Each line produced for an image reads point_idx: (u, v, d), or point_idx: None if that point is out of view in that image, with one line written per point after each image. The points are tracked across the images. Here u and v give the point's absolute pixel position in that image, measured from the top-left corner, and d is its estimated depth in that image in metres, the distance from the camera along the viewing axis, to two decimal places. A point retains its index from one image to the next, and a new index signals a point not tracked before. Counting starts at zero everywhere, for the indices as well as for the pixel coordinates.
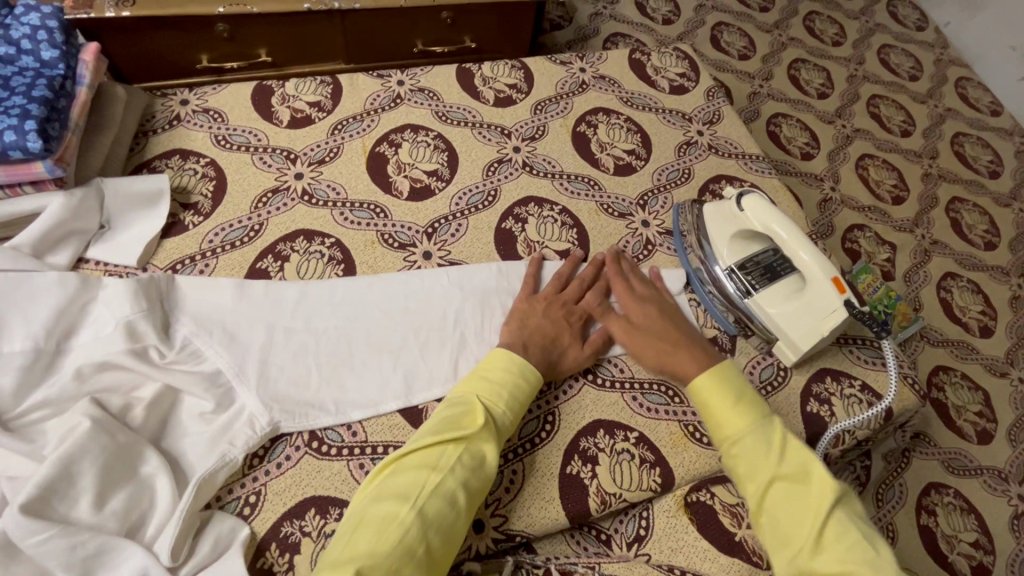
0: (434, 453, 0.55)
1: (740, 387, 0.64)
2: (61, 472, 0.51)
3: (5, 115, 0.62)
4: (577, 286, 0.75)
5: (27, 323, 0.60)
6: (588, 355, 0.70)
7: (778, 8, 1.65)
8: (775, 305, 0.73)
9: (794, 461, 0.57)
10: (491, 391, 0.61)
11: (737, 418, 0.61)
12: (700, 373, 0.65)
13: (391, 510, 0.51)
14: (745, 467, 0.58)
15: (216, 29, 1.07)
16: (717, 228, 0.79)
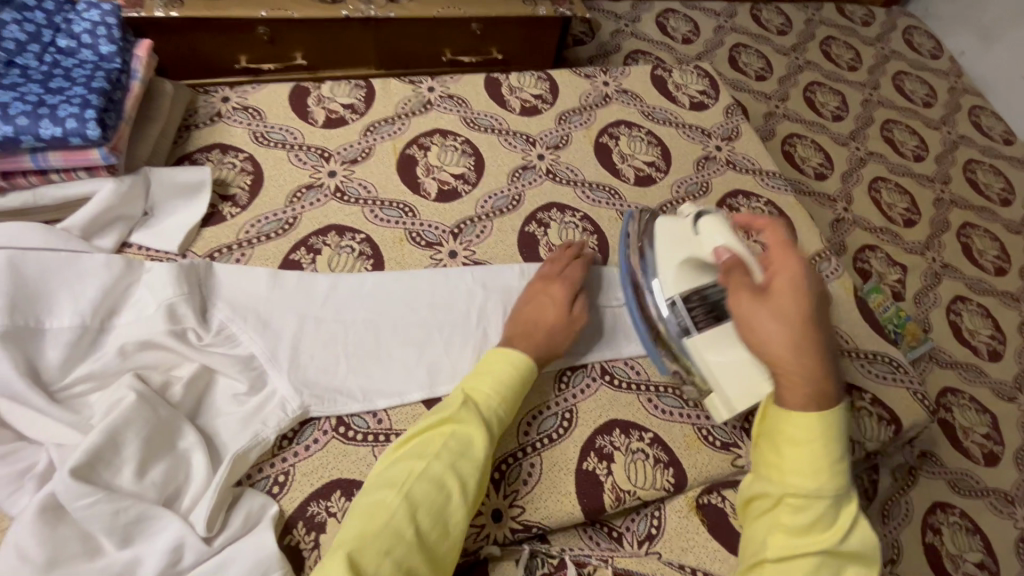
0: (422, 439, 0.58)
1: (842, 452, 0.55)
2: (107, 442, 0.54)
3: (66, 103, 0.66)
4: (561, 266, 0.76)
5: (75, 302, 0.63)
6: (576, 319, 0.71)
7: (796, 32, 1.70)
8: (715, 351, 0.67)
9: (858, 541, 0.54)
10: (477, 380, 0.63)
11: (829, 479, 0.54)
12: (815, 414, 0.55)
13: (377, 500, 0.53)
14: (806, 525, 0.53)
15: (257, 31, 1.12)
16: (667, 255, 0.71)
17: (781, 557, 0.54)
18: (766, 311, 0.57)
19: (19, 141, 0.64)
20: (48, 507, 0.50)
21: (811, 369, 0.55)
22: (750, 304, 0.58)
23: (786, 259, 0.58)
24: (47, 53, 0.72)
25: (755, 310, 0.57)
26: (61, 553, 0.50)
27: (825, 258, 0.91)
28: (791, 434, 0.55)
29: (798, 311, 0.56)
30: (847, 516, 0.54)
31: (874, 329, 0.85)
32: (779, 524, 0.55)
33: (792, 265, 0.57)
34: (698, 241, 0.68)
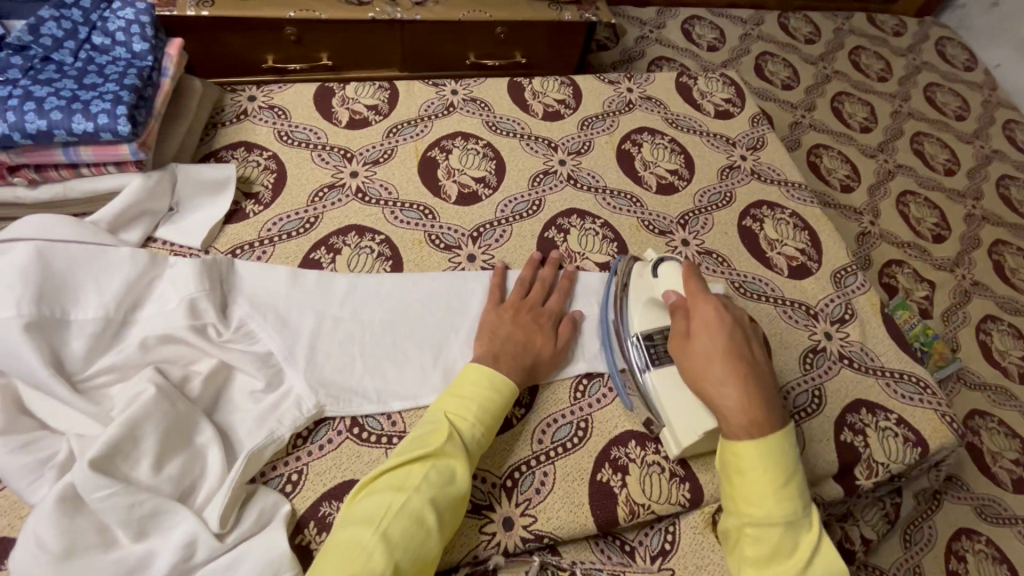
0: (403, 472, 0.56)
1: (791, 475, 0.56)
2: (126, 434, 0.54)
3: (99, 99, 0.67)
4: (544, 290, 0.75)
5: (100, 294, 0.63)
6: (562, 349, 0.71)
7: (824, 41, 1.67)
8: (672, 385, 0.65)
9: (822, 569, 0.54)
10: (458, 407, 0.61)
11: (779, 506, 0.55)
12: (753, 441, 0.57)
13: (354, 539, 0.51)
14: (765, 552, 0.55)
15: (284, 32, 1.13)
16: (633, 292, 0.73)
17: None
18: (687, 349, 0.64)
19: (52, 135, 0.65)
20: (67, 497, 0.51)
21: (736, 397, 0.59)
22: (678, 344, 0.65)
23: (701, 300, 0.66)
24: (82, 49, 0.74)
25: (681, 351, 0.64)
26: (77, 544, 0.50)
27: (852, 272, 0.89)
28: (736, 464, 0.58)
29: (713, 344, 0.62)
30: (807, 542, 0.55)
31: (902, 346, 0.82)
32: (743, 556, 0.56)
33: (706, 304, 0.65)
34: (659, 280, 0.72)
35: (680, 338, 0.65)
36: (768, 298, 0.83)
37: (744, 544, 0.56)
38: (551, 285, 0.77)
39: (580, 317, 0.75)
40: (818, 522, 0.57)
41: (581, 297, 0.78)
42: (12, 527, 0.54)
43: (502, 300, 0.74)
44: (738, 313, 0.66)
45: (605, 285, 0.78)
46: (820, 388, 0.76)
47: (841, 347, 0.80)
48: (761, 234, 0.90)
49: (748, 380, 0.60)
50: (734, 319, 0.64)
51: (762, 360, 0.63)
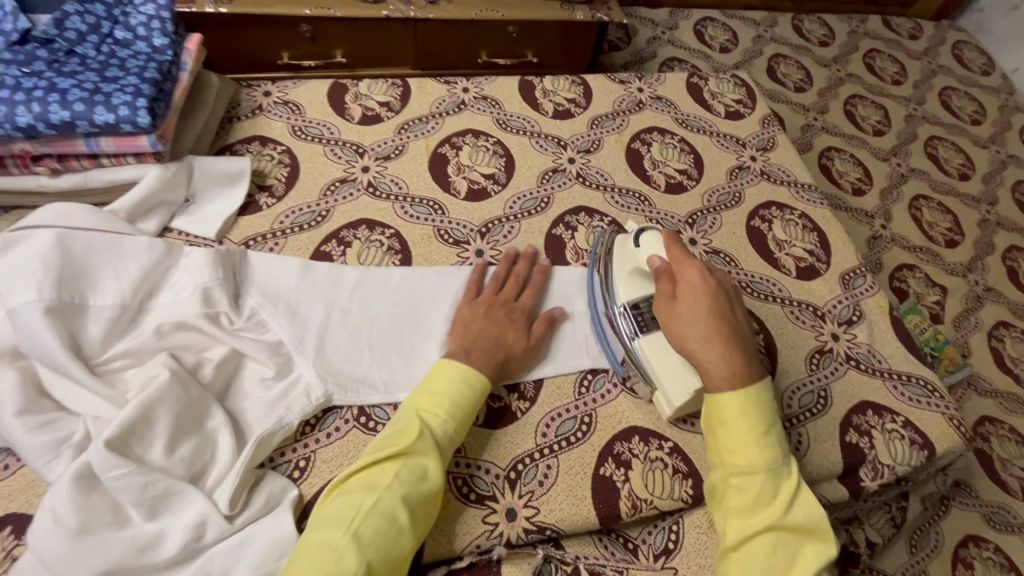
0: (374, 470, 0.56)
1: (769, 424, 0.59)
2: (141, 416, 0.56)
3: (120, 92, 0.69)
4: (517, 285, 0.75)
5: (117, 281, 0.65)
6: (535, 345, 0.71)
7: (838, 44, 1.66)
8: (660, 350, 0.67)
9: (803, 514, 0.56)
10: (429, 403, 0.61)
11: (759, 452, 0.58)
12: (736, 393, 0.60)
13: (326, 539, 0.51)
14: (748, 499, 0.57)
15: (300, 29, 1.15)
16: (618, 263, 0.74)
17: (738, 541, 0.56)
18: (671, 309, 0.65)
19: (75, 126, 0.67)
20: (83, 475, 0.52)
21: (721, 355, 0.61)
22: (663, 305, 0.66)
23: (686, 263, 0.67)
24: (104, 43, 0.76)
25: (665, 310, 0.66)
26: (92, 520, 0.51)
27: (860, 274, 0.89)
28: (718, 416, 0.60)
29: (698, 305, 0.64)
30: (787, 488, 0.57)
31: (910, 349, 0.82)
32: (728, 507, 0.58)
33: (691, 267, 0.66)
34: (640, 249, 0.72)
35: (666, 299, 0.66)
36: (775, 298, 0.83)
37: (728, 494, 0.58)
38: (525, 280, 0.76)
39: (558, 312, 0.74)
40: (796, 471, 0.59)
41: (556, 293, 0.77)
42: (30, 504, 0.56)
43: (476, 294, 0.74)
44: (720, 276, 0.68)
45: (590, 279, 0.78)
46: (826, 389, 0.76)
47: (848, 348, 0.80)
48: (769, 235, 0.90)
49: (732, 339, 0.63)
50: (717, 281, 0.66)
51: (743, 320, 0.66)
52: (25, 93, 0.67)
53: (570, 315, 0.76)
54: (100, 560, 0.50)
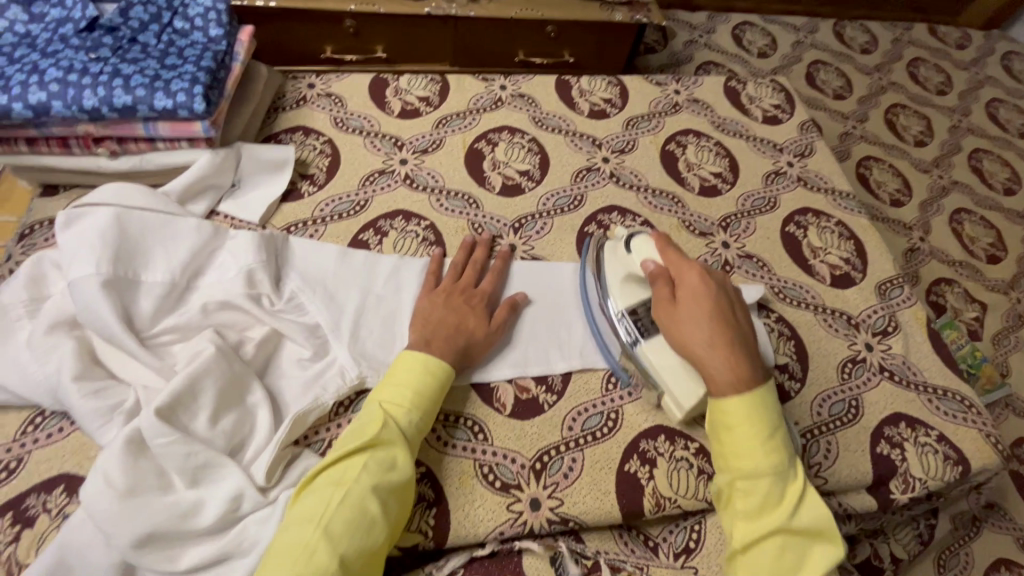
0: (342, 465, 0.56)
1: (774, 429, 0.59)
2: (188, 387, 0.58)
3: (178, 79, 0.73)
4: (475, 272, 0.75)
5: (168, 258, 0.67)
6: (497, 330, 0.71)
7: (881, 52, 1.62)
8: (661, 353, 0.67)
9: (809, 519, 0.56)
10: (393, 395, 0.61)
11: (764, 456, 0.58)
12: (741, 396, 0.60)
13: (297, 537, 0.52)
14: (754, 505, 0.57)
15: (344, 24, 1.18)
16: (608, 270, 0.75)
17: (745, 545, 0.57)
18: (672, 313, 0.66)
19: (136, 110, 0.71)
20: (134, 441, 0.55)
21: (724, 358, 0.62)
22: (663, 309, 0.67)
23: (685, 267, 0.68)
24: (164, 32, 0.79)
25: (666, 315, 0.66)
26: (139, 484, 0.54)
27: (897, 284, 0.87)
28: (722, 420, 0.61)
29: (698, 309, 0.65)
30: (793, 493, 0.57)
31: (947, 363, 0.80)
32: (736, 510, 0.59)
33: (690, 271, 0.68)
34: (632, 255, 0.74)
35: (667, 303, 0.67)
36: (808, 305, 0.82)
37: (735, 498, 0.59)
38: (482, 266, 0.77)
39: (521, 297, 0.75)
40: (804, 474, 0.59)
41: (517, 281, 0.78)
42: (82, 466, 0.59)
43: (437, 283, 0.74)
44: (720, 281, 0.69)
45: (581, 275, 0.79)
46: (857, 398, 0.75)
47: (882, 359, 0.79)
48: (804, 241, 0.89)
49: (733, 341, 0.64)
50: (718, 286, 0.68)
51: (744, 325, 0.67)
52: (90, 78, 0.70)
53: (533, 301, 0.76)
54: (144, 522, 0.52)
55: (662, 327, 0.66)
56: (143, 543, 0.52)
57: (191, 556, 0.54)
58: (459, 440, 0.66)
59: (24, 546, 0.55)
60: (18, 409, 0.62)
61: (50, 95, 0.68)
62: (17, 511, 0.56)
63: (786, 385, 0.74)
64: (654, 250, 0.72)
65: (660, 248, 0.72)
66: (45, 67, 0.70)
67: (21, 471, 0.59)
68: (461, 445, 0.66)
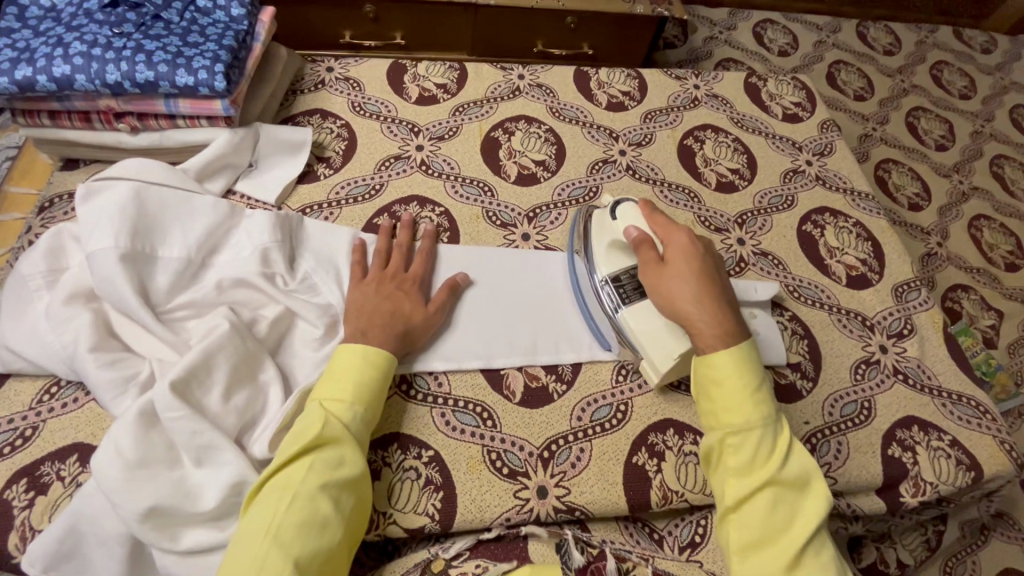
0: (284, 471, 0.53)
1: (758, 384, 0.59)
2: (202, 363, 0.59)
3: (200, 56, 0.73)
4: (403, 255, 0.73)
5: (184, 235, 0.68)
6: (436, 313, 0.69)
7: (904, 54, 1.60)
8: (642, 322, 0.67)
9: (797, 469, 0.56)
10: (334, 390, 0.59)
11: (751, 410, 0.58)
12: (728, 352, 0.60)
13: (247, 548, 0.49)
14: (744, 461, 0.57)
15: (364, 9, 1.18)
16: (595, 241, 0.73)
17: (737, 502, 0.56)
18: (659, 273, 0.65)
19: (157, 86, 0.71)
20: (146, 413, 0.56)
21: (711, 314, 0.62)
22: (650, 269, 0.65)
23: (670, 227, 0.67)
24: (187, 10, 0.79)
25: (654, 275, 0.65)
26: (148, 456, 0.54)
27: (914, 287, 0.86)
28: (710, 377, 0.60)
29: (687, 267, 0.64)
30: (781, 444, 0.57)
31: (963, 368, 0.79)
32: (726, 469, 0.58)
33: (676, 231, 0.67)
34: (617, 222, 0.71)
35: (654, 263, 0.66)
36: (823, 305, 0.82)
37: (725, 455, 0.58)
38: (407, 250, 0.75)
39: (460, 280, 0.73)
40: (789, 427, 0.59)
41: (447, 264, 0.76)
42: (96, 436, 0.60)
43: (366, 271, 0.71)
44: (703, 242, 0.69)
45: (571, 268, 0.77)
46: (870, 400, 0.74)
47: (896, 362, 0.78)
48: (821, 241, 0.88)
49: (719, 299, 0.64)
50: (703, 246, 0.67)
51: (726, 283, 0.67)
52: (114, 52, 0.70)
53: (473, 283, 0.75)
54: (150, 496, 0.53)
55: (648, 287, 0.65)
56: (146, 518, 0.53)
57: (191, 537, 0.54)
58: (467, 425, 0.66)
59: (38, 512, 0.56)
60: (35, 378, 0.63)
61: (74, 69, 0.69)
62: (31, 477, 0.57)
63: (797, 384, 0.74)
64: (639, 215, 0.70)
65: (643, 209, 0.70)
66: (69, 40, 0.70)
67: (36, 438, 0.59)
68: (469, 430, 0.66)
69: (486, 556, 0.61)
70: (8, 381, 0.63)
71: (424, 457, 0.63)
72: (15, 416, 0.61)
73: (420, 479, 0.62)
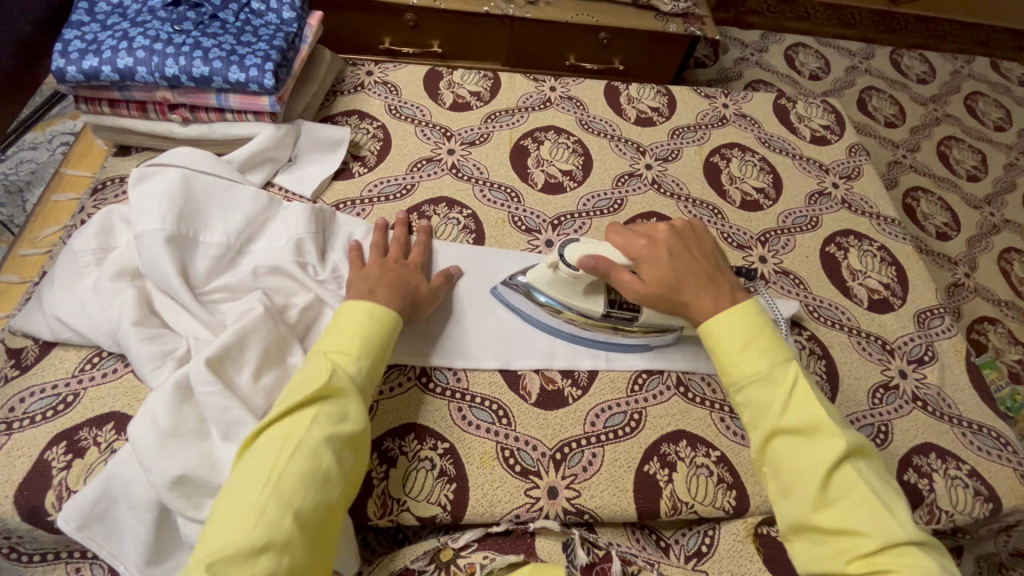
0: (289, 419, 0.53)
1: (754, 336, 0.60)
2: (237, 342, 0.62)
3: (252, 55, 0.77)
4: (402, 246, 0.74)
5: (225, 221, 0.71)
6: (435, 290, 0.72)
7: (939, 83, 1.59)
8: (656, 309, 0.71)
9: (800, 415, 0.55)
10: (340, 347, 0.59)
11: (745, 363, 0.59)
12: (716, 322, 0.62)
13: (245, 493, 0.49)
14: (751, 413, 0.58)
15: (404, 17, 1.23)
16: (563, 292, 0.70)
17: (758, 456, 0.57)
18: (643, 291, 0.64)
19: (211, 81, 0.75)
20: (182, 386, 0.59)
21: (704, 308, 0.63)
22: (629, 286, 0.65)
23: (628, 238, 0.66)
24: (241, 11, 0.84)
25: (641, 294, 0.65)
26: (181, 426, 0.57)
27: (938, 315, 0.85)
28: (708, 341, 0.62)
29: (659, 275, 0.64)
30: (782, 393, 0.57)
31: (984, 398, 0.78)
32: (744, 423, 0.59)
33: (634, 240, 0.66)
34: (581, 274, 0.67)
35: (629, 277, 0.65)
36: (843, 327, 0.82)
37: (740, 410, 0.59)
38: (405, 241, 0.76)
39: (455, 273, 0.75)
40: (794, 372, 0.58)
41: (440, 258, 0.78)
42: (132, 407, 0.63)
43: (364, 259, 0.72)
44: (671, 234, 0.68)
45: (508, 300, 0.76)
46: (887, 424, 0.73)
47: (916, 388, 0.77)
48: (844, 263, 0.88)
49: (706, 288, 0.64)
50: (666, 245, 0.66)
51: (702, 257, 0.67)
52: (174, 48, 0.75)
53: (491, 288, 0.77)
54: (179, 465, 0.55)
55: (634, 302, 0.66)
56: (175, 485, 0.55)
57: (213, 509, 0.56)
58: (483, 421, 0.68)
59: (74, 474, 0.59)
60: (80, 348, 0.67)
61: (136, 61, 0.74)
62: (70, 441, 0.60)
63: None
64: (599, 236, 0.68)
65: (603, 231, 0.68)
66: (134, 35, 0.75)
67: (77, 405, 0.63)
68: (484, 426, 0.67)
69: (494, 550, 0.62)
70: (55, 349, 0.66)
71: (439, 449, 0.65)
72: (59, 382, 0.64)
73: (434, 470, 0.64)
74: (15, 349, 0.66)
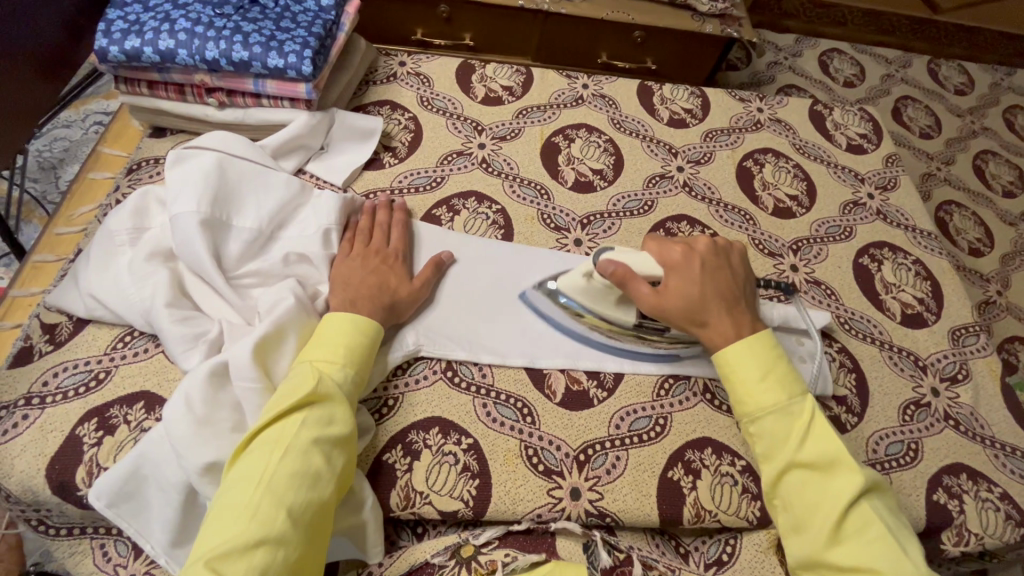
0: (276, 427, 0.53)
1: (771, 368, 0.62)
2: (269, 331, 0.62)
3: (290, 42, 0.77)
4: (385, 231, 0.74)
5: (258, 208, 0.71)
6: (421, 288, 0.71)
7: (976, 95, 1.56)
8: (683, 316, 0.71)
9: (817, 451, 0.57)
10: (326, 356, 0.59)
11: (764, 395, 0.60)
12: (732, 351, 0.63)
13: (238, 495, 0.49)
14: (765, 447, 0.59)
15: (437, 9, 1.22)
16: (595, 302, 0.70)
17: (770, 488, 0.59)
18: (662, 301, 0.65)
19: (250, 66, 0.76)
20: (215, 373, 0.59)
21: (720, 325, 0.65)
22: (651, 293, 0.65)
23: (666, 248, 0.68)
24: None
25: (662, 305, 0.65)
26: (213, 415, 0.57)
27: (973, 332, 0.83)
28: (724, 370, 0.63)
29: (686, 285, 0.65)
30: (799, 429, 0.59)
31: (1017, 420, 0.76)
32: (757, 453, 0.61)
33: (673, 250, 0.67)
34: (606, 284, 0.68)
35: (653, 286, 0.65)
36: (874, 340, 0.80)
37: (754, 442, 0.61)
38: (388, 225, 0.76)
39: (445, 258, 0.75)
40: (811, 406, 0.60)
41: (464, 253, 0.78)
42: (162, 388, 0.64)
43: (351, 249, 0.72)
44: (711, 250, 0.69)
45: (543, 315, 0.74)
46: (917, 442, 0.72)
47: (948, 407, 0.76)
48: (877, 274, 0.86)
49: (727, 308, 0.65)
50: (701, 259, 0.67)
51: (733, 282, 0.68)
52: (215, 32, 0.75)
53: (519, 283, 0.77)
54: (212, 451, 0.55)
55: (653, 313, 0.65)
56: (205, 472, 0.55)
57: None
58: (507, 418, 0.67)
59: (104, 451, 0.59)
60: (112, 326, 0.67)
61: (178, 43, 0.74)
62: (101, 418, 0.61)
63: (841, 417, 0.72)
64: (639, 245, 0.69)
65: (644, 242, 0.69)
66: (176, 17, 0.76)
67: (109, 382, 0.63)
68: (509, 424, 0.67)
69: (515, 548, 0.61)
70: (88, 327, 0.67)
71: (463, 444, 0.65)
72: (91, 358, 0.65)
73: (457, 465, 0.64)
74: (49, 325, 0.67)
